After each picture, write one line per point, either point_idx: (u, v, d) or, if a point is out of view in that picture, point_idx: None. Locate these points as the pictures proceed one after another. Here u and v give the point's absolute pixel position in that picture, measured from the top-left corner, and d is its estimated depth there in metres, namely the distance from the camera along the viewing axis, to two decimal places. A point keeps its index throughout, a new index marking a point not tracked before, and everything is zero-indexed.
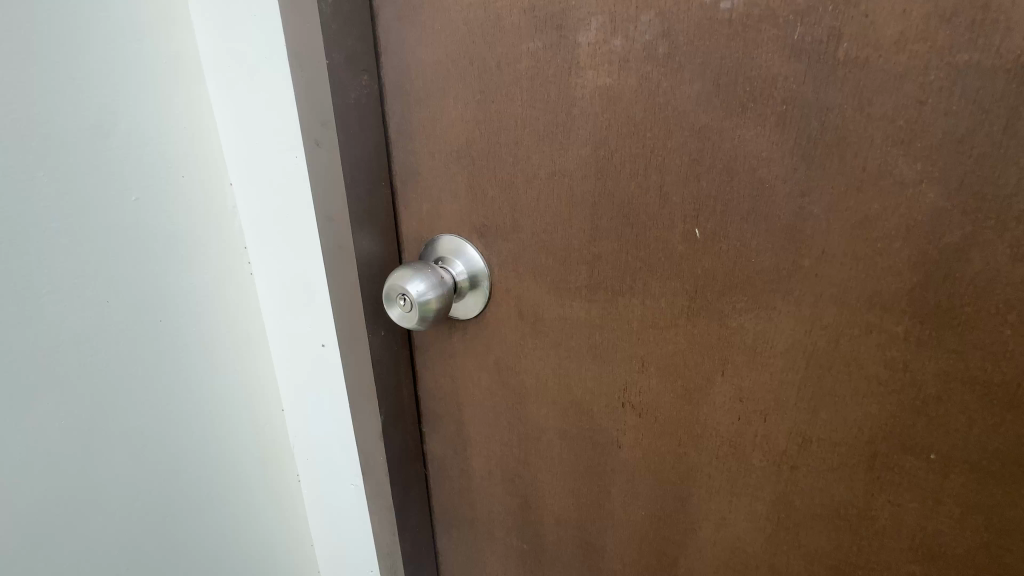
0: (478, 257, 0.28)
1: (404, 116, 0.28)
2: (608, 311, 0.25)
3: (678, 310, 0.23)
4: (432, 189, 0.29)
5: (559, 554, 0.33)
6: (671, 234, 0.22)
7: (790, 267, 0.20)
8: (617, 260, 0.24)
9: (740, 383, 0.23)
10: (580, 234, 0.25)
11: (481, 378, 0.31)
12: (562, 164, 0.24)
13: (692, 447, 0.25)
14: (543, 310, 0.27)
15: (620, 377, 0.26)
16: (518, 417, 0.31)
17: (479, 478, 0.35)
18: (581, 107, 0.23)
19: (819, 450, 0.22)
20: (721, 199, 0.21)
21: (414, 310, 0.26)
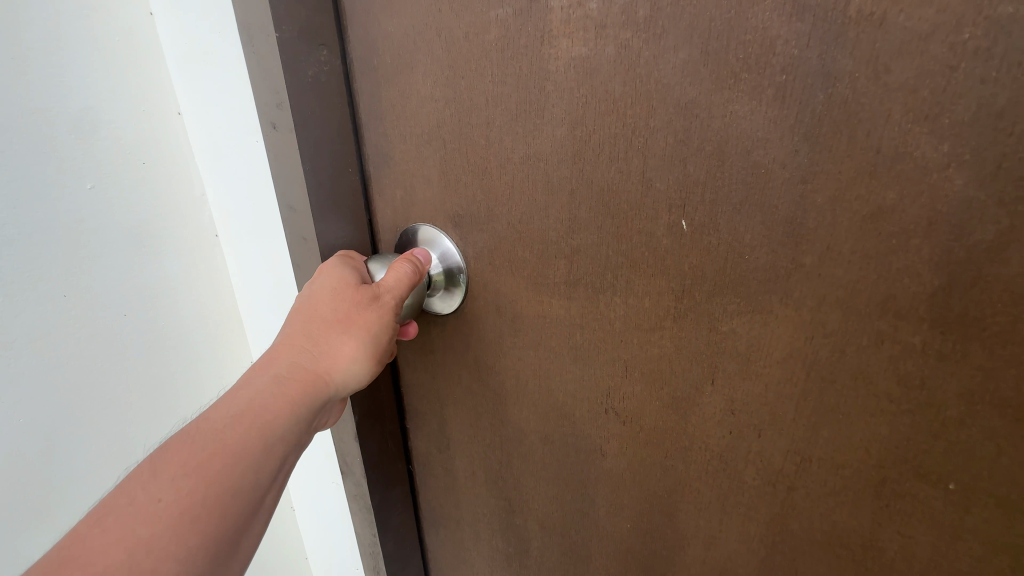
0: (452, 249, 0.26)
1: (372, 95, 0.26)
2: (589, 310, 0.23)
3: (663, 311, 0.21)
4: (405, 175, 0.26)
5: (545, 560, 0.32)
6: (656, 225, 0.20)
7: (788, 265, 0.18)
8: (597, 255, 0.22)
9: (730, 395, 0.21)
10: (558, 224, 0.22)
11: (461, 376, 0.30)
12: (537, 147, 0.21)
13: (680, 462, 0.23)
14: (522, 307, 0.25)
15: (603, 381, 0.24)
16: (499, 420, 0.29)
17: (464, 478, 0.33)
18: (555, 82, 0.20)
19: (819, 471, 0.20)
20: (710, 186, 0.18)
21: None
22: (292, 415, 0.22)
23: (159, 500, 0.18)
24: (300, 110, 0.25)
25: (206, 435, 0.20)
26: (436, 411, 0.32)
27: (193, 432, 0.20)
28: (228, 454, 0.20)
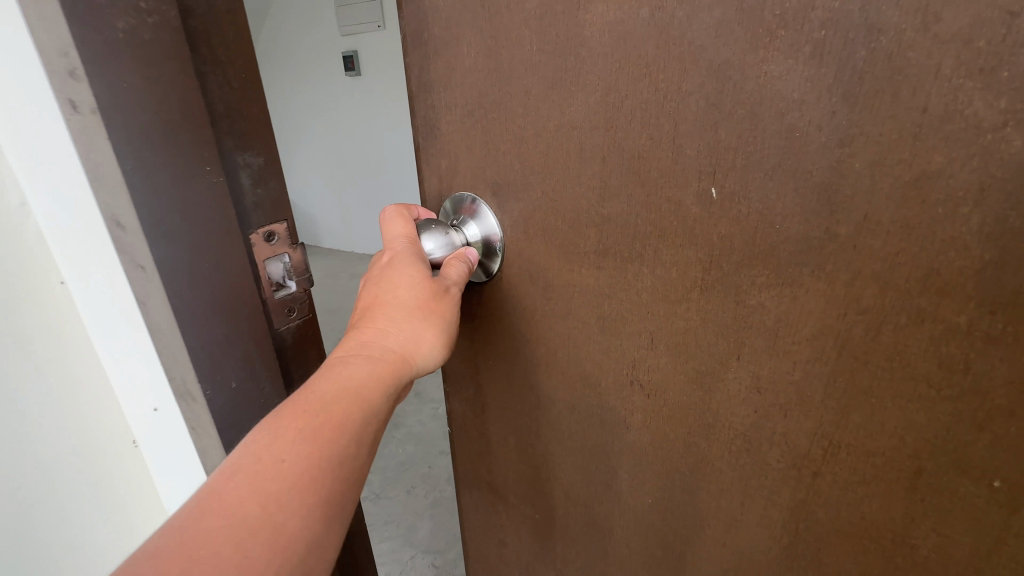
0: (491, 218, 0.27)
1: (421, 69, 0.27)
2: (616, 280, 0.23)
3: (688, 282, 0.21)
4: (449, 144, 0.28)
5: (568, 530, 0.33)
6: (686, 193, 0.19)
7: (822, 236, 0.17)
8: (626, 224, 0.22)
9: (757, 371, 0.20)
10: (590, 192, 0.22)
11: (496, 343, 0.31)
12: (571, 115, 0.22)
13: (702, 439, 0.23)
14: (554, 277, 0.26)
15: (629, 353, 0.24)
16: (530, 388, 0.30)
17: (497, 443, 0.35)
18: (590, 48, 0.20)
19: (848, 459, 0.19)
20: (742, 151, 0.17)
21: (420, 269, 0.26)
22: (382, 394, 0.24)
23: (296, 464, 0.21)
24: (141, 121, 0.25)
25: (327, 411, 0.22)
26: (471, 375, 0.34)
27: (311, 407, 0.22)
28: (346, 428, 0.23)
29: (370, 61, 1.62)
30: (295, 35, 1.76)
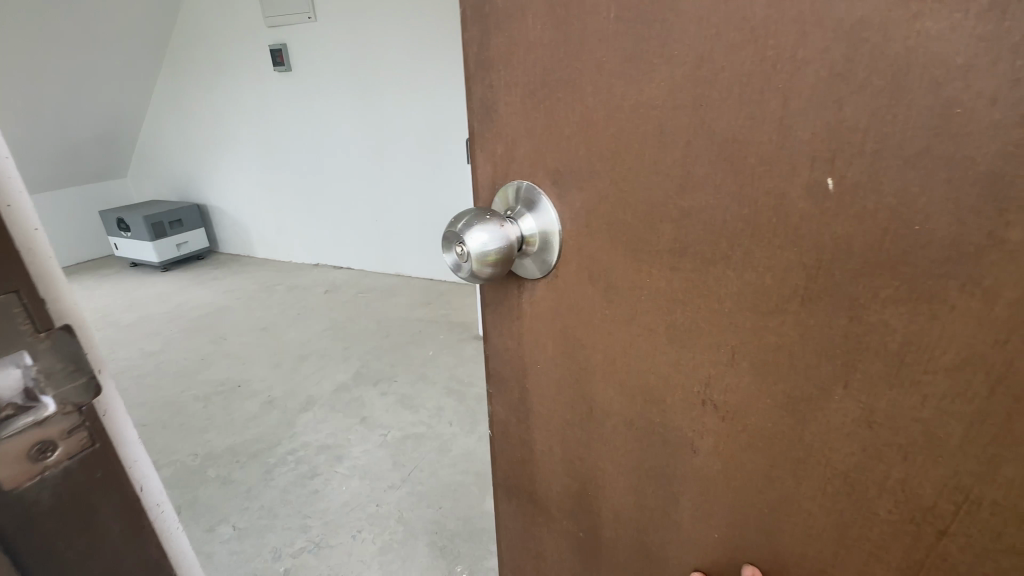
0: (550, 209, 0.24)
1: (480, 44, 0.24)
2: (693, 282, 0.20)
3: (772, 295, 0.18)
4: (506, 128, 0.25)
5: (616, 552, 0.30)
6: (792, 184, 0.16)
7: (982, 243, 0.13)
8: (710, 219, 0.19)
9: (869, 403, 0.17)
10: (669, 181, 0.19)
11: (546, 345, 0.28)
12: (651, 94, 0.19)
13: (786, 478, 0.20)
14: (617, 277, 0.23)
15: (702, 368, 0.21)
16: (581, 401, 0.27)
17: (541, 458, 0.32)
18: (678, 13, 0.17)
19: (988, 517, 0.15)
20: (873, 133, 0.14)
21: (470, 263, 0.24)
22: None
23: None
24: None
25: None
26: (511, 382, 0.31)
27: None
28: None
29: (298, 57, 1.69)
30: (227, 31, 1.79)
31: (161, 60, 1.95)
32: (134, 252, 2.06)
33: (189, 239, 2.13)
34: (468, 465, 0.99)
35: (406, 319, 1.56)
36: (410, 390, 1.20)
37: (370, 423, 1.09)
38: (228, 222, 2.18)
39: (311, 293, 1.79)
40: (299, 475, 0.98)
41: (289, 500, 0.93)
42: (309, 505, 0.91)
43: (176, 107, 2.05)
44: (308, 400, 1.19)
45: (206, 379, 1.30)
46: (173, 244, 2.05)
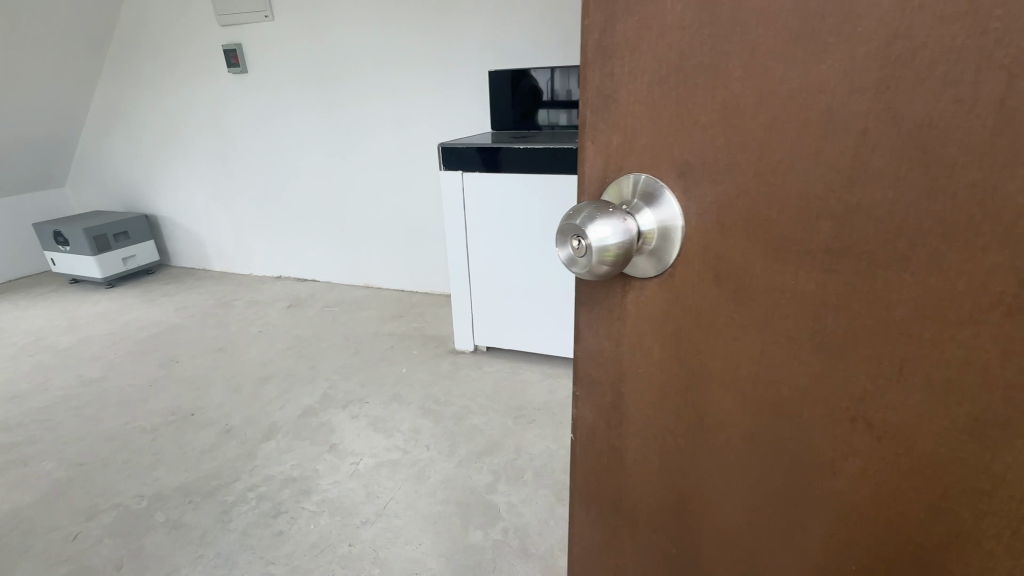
0: (673, 202, 0.26)
1: (604, 28, 0.26)
2: (826, 274, 0.24)
3: (869, 277, 0.23)
4: (626, 118, 0.27)
5: (730, 536, 0.32)
6: (938, 178, 0.21)
7: None
8: (829, 202, 0.23)
9: (1005, 351, 0.21)
10: (803, 175, 0.23)
11: (653, 344, 0.30)
12: (786, 95, 0.23)
13: (874, 421, 0.25)
14: (734, 261, 0.26)
15: (832, 348, 0.25)
16: (683, 378, 0.30)
17: (630, 440, 0.33)
18: (825, 27, 0.21)
19: None
20: (998, 132, 0.19)
21: (590, 256, 0.25)
22: None
23: None
24: None
25: None
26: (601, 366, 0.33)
27: None
28: None
29: (267, 107, 2.43)
30: (186, 92, 2.57)
31: (144, 126, 2.79)
32: (78, 265, 2.67)
33: (138, 253, 2.85)
34: (445, 495, 1.22)
35: (376, 334, 2.09)
36: (379, 414, 1.54)
37: (339, 453, 1.37)
38: (182, 233, 2.99)
39: (275, 310, 2.40)
40: (263, 513, 1.18)
41: (251, 542, 1.11)
42: (274, 549, 1.09)
43: (150, 151, 2.84)
44: (269, 428, 1.49)
45: (151, 410, 1.61)
46: (118, 259, 2.72)
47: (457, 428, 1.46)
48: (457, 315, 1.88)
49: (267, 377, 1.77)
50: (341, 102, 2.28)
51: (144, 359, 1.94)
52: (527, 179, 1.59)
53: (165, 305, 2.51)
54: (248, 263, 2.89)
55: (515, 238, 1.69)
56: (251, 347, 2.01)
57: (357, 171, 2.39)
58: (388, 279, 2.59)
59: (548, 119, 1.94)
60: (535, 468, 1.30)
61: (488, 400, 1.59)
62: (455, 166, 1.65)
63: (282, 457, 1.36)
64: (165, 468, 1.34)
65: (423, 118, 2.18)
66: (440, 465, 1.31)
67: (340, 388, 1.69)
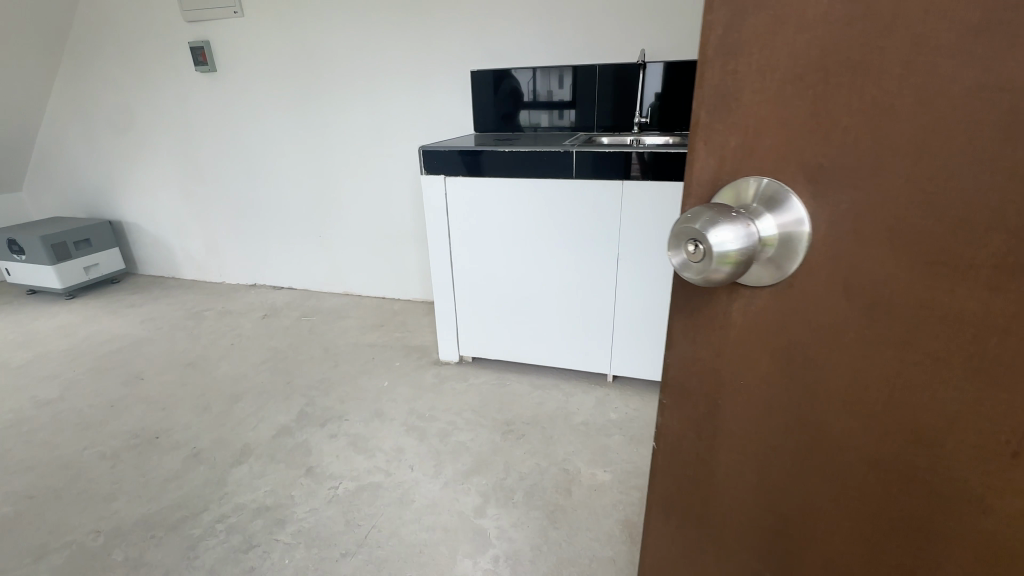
0: (799, 208, 0.25)
1: (729, 26, 0.26)
2: (957, 297, 0.23)
3: (1009, 273, 0.22)
4: (745, 118, 0.26)
5: (826, 553, 0.32)
6: None
7: None
8: (972, 200, 0.22)
9: None
10: (961, 181, 0.22)
11: (758, 361, 0.30)
12: (942, 93, 0.21)
13: (999, 418, 0.24)
14: (859, 259, 0.25)
15: (955, 371, 0.24)
16: (786, 371, 0.29)
17: (723, 431, 0.33)
18: (1000, 18, 0.20)
19: None
20: None
21: (708, 260, 0.25)
22: None
23: None
24: None
25: None
26: (696, 356, 0.32)
27: None
28: None
29: (238, 106, 2.32)
30: (153, 93, 2.43)
31: (105, 126, 2.62)
32: (34, 274, 2.50)
33: (101, 262, 2.69)
34: (432, 521, 1.15)
35: (356, 345, 2.00)
36: (362, 432, 1.47)
37: (318, 477, 1.30)
38: (148, 241, 2.84)
39: (248, 320, 2.28)
40: (233, 549, 1.10)
41: None
42: None
43: (112, 153, 2.68)
44: (242, 450, 1.41)
45: (113, 432, 1.50)
46: (79, 267, 2.56)
47: (442, 446, 1.40)
48: (441, 323, 1.82)
49: (240, 394, 1.67)
50: (316, 103, 2.19)
51: (104, 377, 1.81)
52: (511, 183, 1.53)
53: (132, 316, 2.37)
54: (220, 270, 2.76)
55: (501, 244, 1.63)
56: (222, 361, 1.90)
57: (335, 177, 2.30)
58: (368, 286, 2.51)
59: (529, 120, 1.93)
60: (526, 488, 1.24)
61: (474, 414, 1.54)
62: (437, 170, 1.58)
63: (255, 483, 1.28)
64: (125, 499, 1.23)
65: (403, 120, 2.11)
66: (426, 489, 1.24)
67: (319, 405, 1.60)
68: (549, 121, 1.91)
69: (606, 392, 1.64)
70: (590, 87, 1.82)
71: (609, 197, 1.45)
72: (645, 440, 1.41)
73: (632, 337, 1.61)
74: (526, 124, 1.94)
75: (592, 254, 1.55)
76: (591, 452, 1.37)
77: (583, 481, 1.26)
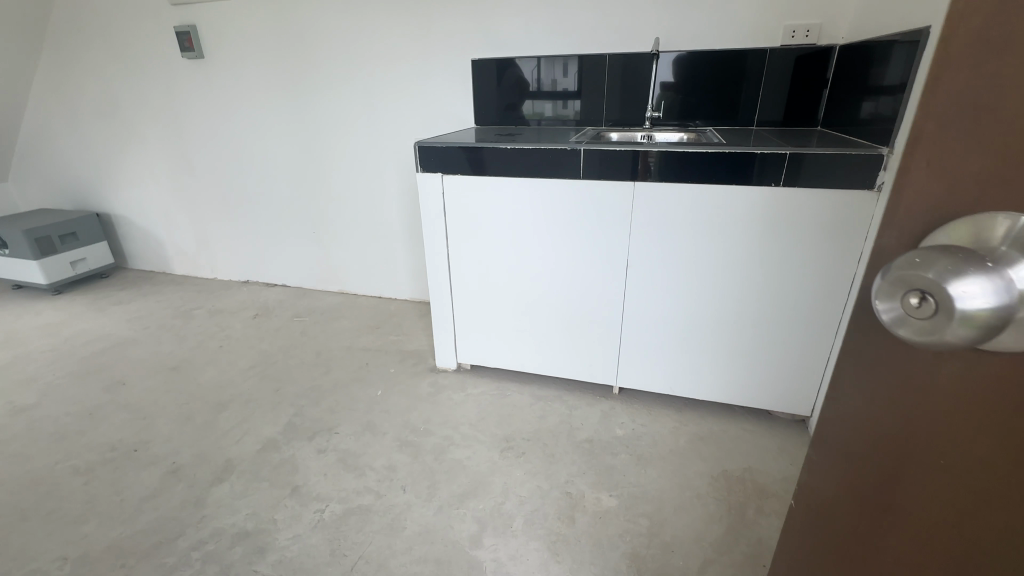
0: None
1: (977, 34, 0.21)
2: None
3: None
4: (994, 140, 0.21)
5: None
6: None
7: None
8: None
9: None
10: None
11: (960, 436, 0.24)
12: None
13: None
14: None
15: None
16: (993, 457, 0.23)
17: (893, 507, 0.28)
18: None
19: None
20: None
21: (942, 319, 0.19)
22: None
23: None
24: None
25: None
26: (873, 405, 0.28)
27: None
28: None
29: (227, 96, 2.22)
30: (139, 81, 2.34)
31: (91, 117, 2.52)
32: (18, 270, 2.41)
33: (88, 257, 2.60)
34: (423, 552, 1.07)
35: (349, 350, 1.91)
36: (351, 447, 1.38)
37: (303, 498, 1.22)
38: (137, 236, 2.75)
39: (238, 320, 2.19)
40: None
41: None
42: None
43: (98, 145, 2.58)
44: (225, 465, 1.33)
45: (90, 444, 1.42)
46: (65, 263, 2.48)
47: (436, 465, 1.31)
48: (438, 329, 1.72)
49: (225, 403, 1.59)
50: (308, 93, 2.08)
51: (85, 381, 1.73)
52: (513, 182, 1.42)
53: (119, 314, 2.29)
54: (212, 267, 2.67)
55: (502, 247, 1.53)
56: (209, 365, 1.82)
57: (330, 170, 2.20)
58: (363, 285, 2.41)
59: (533, 111, 1.83)
60: (525, 514, 1.16)
61: (471, 429, 1.45)
62: (434, 167, 1.47)
63: (235, 505, 1.20)
64: (96, 522, 1.15)
65: (400, 112, 2.00)
66: (418, 514, 1.16)
67: (307, 416, 1.52)
68: (554, 111, 1.81)
69: (612, 405, 1.54)
70: (598, 77, 1.72)
71: (619, 198, 1.35)
72: (653, 460, 1.32)
73: (641, 348, 1.51)
74: (529, 114, 1.84)
75: (598, 259, 1.44)
76: (595, 474, 1.28)
77: (587, 507, 1.17)
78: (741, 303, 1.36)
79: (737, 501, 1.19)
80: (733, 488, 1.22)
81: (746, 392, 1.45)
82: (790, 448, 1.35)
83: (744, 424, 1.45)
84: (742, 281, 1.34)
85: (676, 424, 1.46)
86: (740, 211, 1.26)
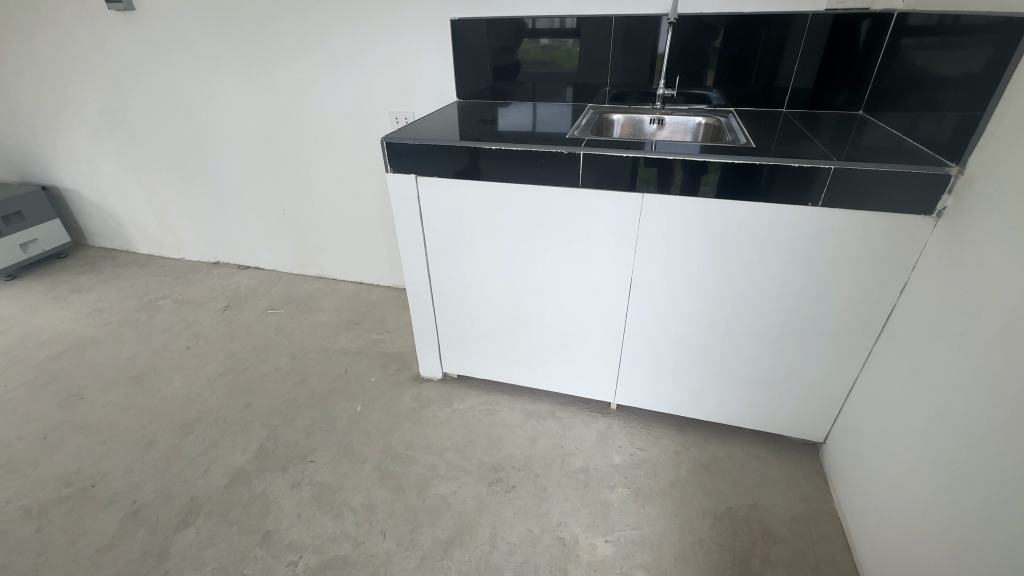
0: None
1: None
2: None
3: None
4: None
5: None
6: None
7: None
8: None
9: None
10: None
11: None
12: None
13: None
14: None
15: None
16: None
17: None
18: None
19: None
20: None
21: None
22: None
23: None
24: None
25: None
26: None
27: None
28: None
29: (169, 53, 1.90)
30: (63, 34, 2.00)
31: (17, 76, 2.20)
32: None
33: (39, 237, 2.38)
34: None
35: (326, 352, 1.77)
36: (329, 479, 1.28)
37: (276, 547, 1.12)
38: (94, 212, 2.52)
39: (207, 313, 2.03)
40: None
41: None
42: None
43: (32, 110, 2.28)
44: (191, 505, 1.22)
45: (45, 476, 1.31)
46: (14, 247, 2.26)
47: (419, 503, 1.22)
48: (421, 339, 1.58)
49: (191, 423, 1.46)
50: (264, 55, 1.78)
51: (39, 394, 1.60)
52: (500, 187, 1.22)
53: (78, 304, 2.11)
54: (177, 246, 2.46)
55: (489, 256, 1.34)
56: (175, 373, 1.68)
57: (297, 146, 1.94)
58: (343, 270, 2.23)
59: (528, 41, 1.50)
60: (515, 567, 1.07)
61: (458, 456, 1.34)
62: (408, 167, 1.27)
63: (201, 557, 1.11)
64: None
65: (369, 81, 1.73)
66: (398, 568, 1.07)
67: (281, 439, 1.40)
68: (552, 40, 1.48)
69: (609, 424, 1.45)
70: (601, 42, 1.45)
71: (625, 210, 1.15)
72: (653, 495, 1.23)
73: (644, 368, 1.38)
74: (525, 40, 1.50)
75: (598, 276, 1.27)
76: (590, 512, 1.19)
77: (581, 556, 1.09)
78: (759, 328, 1.21)
79: (742, 548, 1.10)
80: (739, 531, 1.14)
81: (756, 417, 1.34)
82: (799, 481, 1.26)
83: (750, 449, 1.36)
84: (763, 305, 1.18)
85: (678, 448, 1.36)
86: (767, 230, 1.08)
